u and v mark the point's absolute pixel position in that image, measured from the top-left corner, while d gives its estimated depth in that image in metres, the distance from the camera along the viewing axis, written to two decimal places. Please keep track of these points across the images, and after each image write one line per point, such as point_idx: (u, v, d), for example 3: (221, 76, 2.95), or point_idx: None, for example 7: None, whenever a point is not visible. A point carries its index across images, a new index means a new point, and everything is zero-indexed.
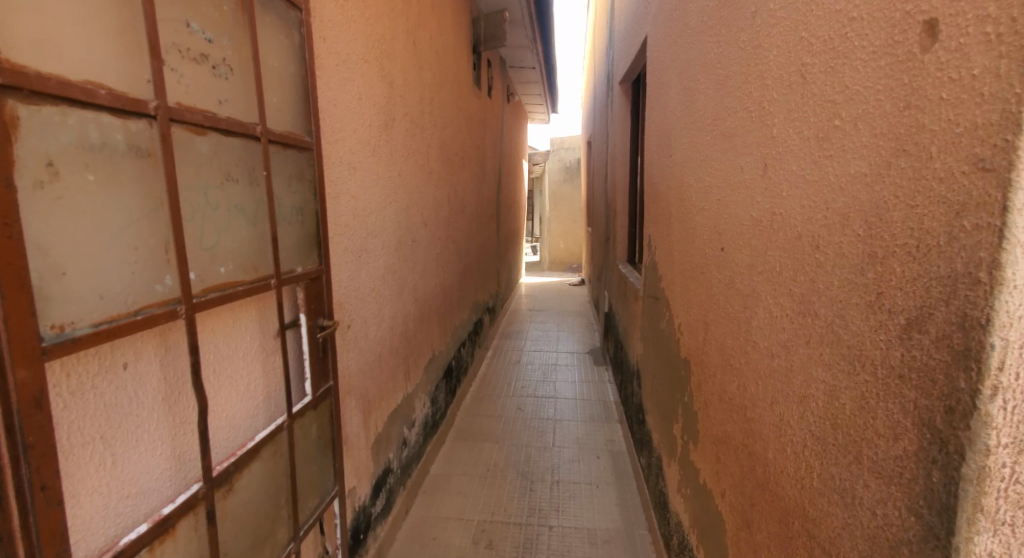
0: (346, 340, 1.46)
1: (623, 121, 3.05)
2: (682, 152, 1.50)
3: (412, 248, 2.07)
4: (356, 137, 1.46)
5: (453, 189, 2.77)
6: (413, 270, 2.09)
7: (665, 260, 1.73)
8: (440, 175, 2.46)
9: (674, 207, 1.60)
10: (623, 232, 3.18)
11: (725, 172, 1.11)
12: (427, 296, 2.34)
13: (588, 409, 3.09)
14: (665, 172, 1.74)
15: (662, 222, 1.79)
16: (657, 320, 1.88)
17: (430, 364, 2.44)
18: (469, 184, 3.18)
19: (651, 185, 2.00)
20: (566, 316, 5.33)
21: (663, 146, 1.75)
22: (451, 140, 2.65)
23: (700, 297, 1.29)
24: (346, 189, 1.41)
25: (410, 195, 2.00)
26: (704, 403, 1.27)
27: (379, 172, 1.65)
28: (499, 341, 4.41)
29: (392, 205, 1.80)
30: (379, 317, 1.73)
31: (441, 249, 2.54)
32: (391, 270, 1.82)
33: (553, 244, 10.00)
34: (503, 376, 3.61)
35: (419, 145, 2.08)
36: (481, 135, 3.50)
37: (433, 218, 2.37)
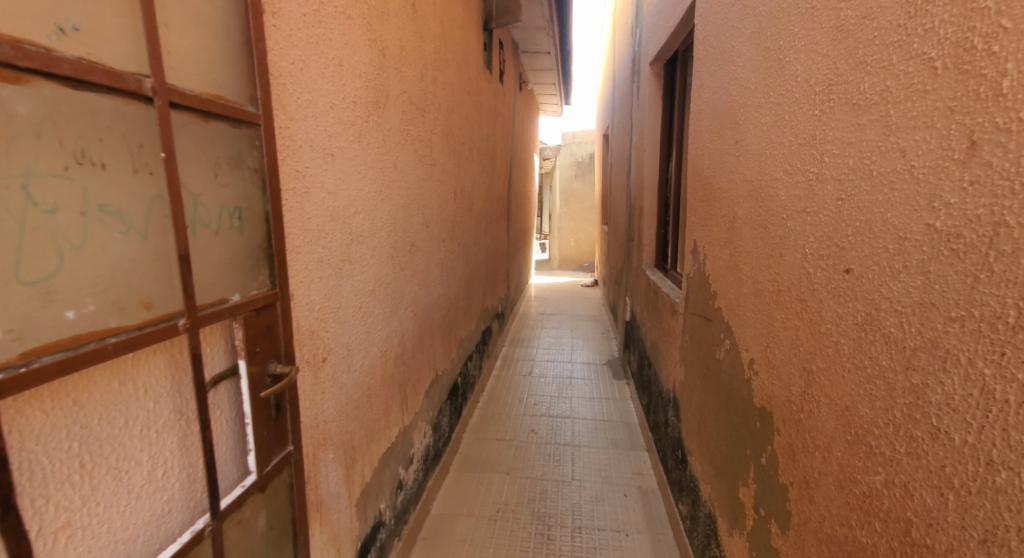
0: (322, 378, 1.12)
1: (655, 108, 2.69)
2: (759, 135, 1.14)
3: (412, 254, 1.73)
4: (338, 112, 1.12)
5: (460, 185, 2.42)
6: (412, 280, 1.75)
7: (726, 273, 1.37)
8: (445, 168, 2.11)
9: (744, 206, 1.24)
10: (650, 233, 2.84)
11: (858, 158, 0.75)
12: (429, 310, 2.00)
13: (609, 433, 2.74)
14: (726, 163, 1.38)
15: (720, 225, 1.43)
16: (709, 345, 1.51)
17: (432, 387, 2.09)
18: (477, 180, 2.83)
19: (701, 180, 1.63)
20: (580, 321, 4.96)
21: (724, 132, 1.39)
22: (458, 128, 2.30)
23: (800, 333, 0.93)
24: (322, 180, 1.06)
25: (409, 191, 1.66)
26: (801, 479, 0.92)
27: (368, 160, 1.31)
28: (508, 349, 4.06)
29: (385, 202, 1.45)
30: (369, 341, 1.39)
31: (444, 254, 2.19)
32: (384, 282, 1.47)
33: (563, 242, 9.64)
34: (513, 391, 3.25)
35: (421, 131, 1.74)
36: (492, 124, 3.14)
37: (437, 217, 2.03)
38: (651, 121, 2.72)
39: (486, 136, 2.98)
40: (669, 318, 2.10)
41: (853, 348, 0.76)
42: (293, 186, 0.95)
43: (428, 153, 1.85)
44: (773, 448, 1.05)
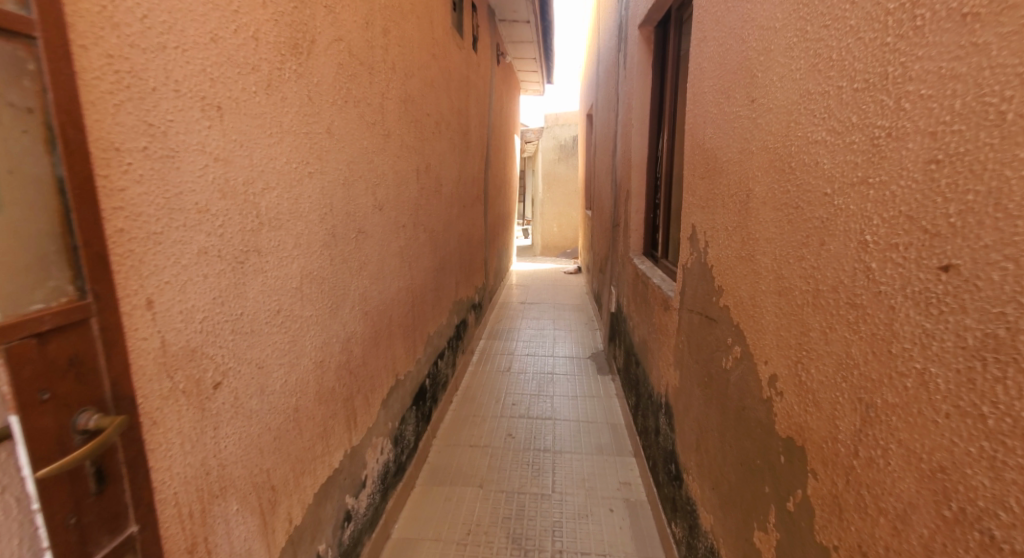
0: (216, 408, 0.83)
1: (644, 77, 2.42)
2: (788, 85, 0.88)
3: (360, 242, 1.44)
4: (228, 46, 0.82)
5: (425, 162, 2.12)
6: (362, 272, 1.46)
7: (736, 264, 1.11)
8: (404, 141, 1.80)
9: (762, 181, 0.98)
10: (639, 216, 2.59)
11: (971, 95, 0.51)
12: (388, 307, 1.71)
13: (593, 435, 2.50)
14: (736, 128, 1.12)
15: (727, 206, 1.18)
16: (714, 349, 1.26)
17: (393, 394, 1.81)
18: (447, 158, 2.53)
19: (702, 152, 1.37)
20: (563, 312, 4.70)
21: (734, 89, 1.13)
22: (421, 97, 1.99)
23: (855, 350, 0.68)
24: (201, 139, 0.77)
25: (352, 164, 1.36)
26: (854, 547, 0.68)
27: (286, 119, 1.01)
28: (486, 343, 3.79)
29: (317, 176, 1.16)
30: (299, 352, 1.10)
31: (406, 241, 1.90)
32: (319, 277, 1.18)
33: (546, 228, 9.37)
34: (490, 390, 2.99)
35: (367, 94, 1.44)
36: (465, 97, 2.84)
37: (395, 199, 1.73)
38: (639, 92, 2.45)
39: (457, 109, 2.68)
40: (661, 313, 1.86)
41: (958, 383, 0.52)
42: (142, 143, 0.66)
43: (380, 121, 1.56)
44: (807, 495, 0.80)
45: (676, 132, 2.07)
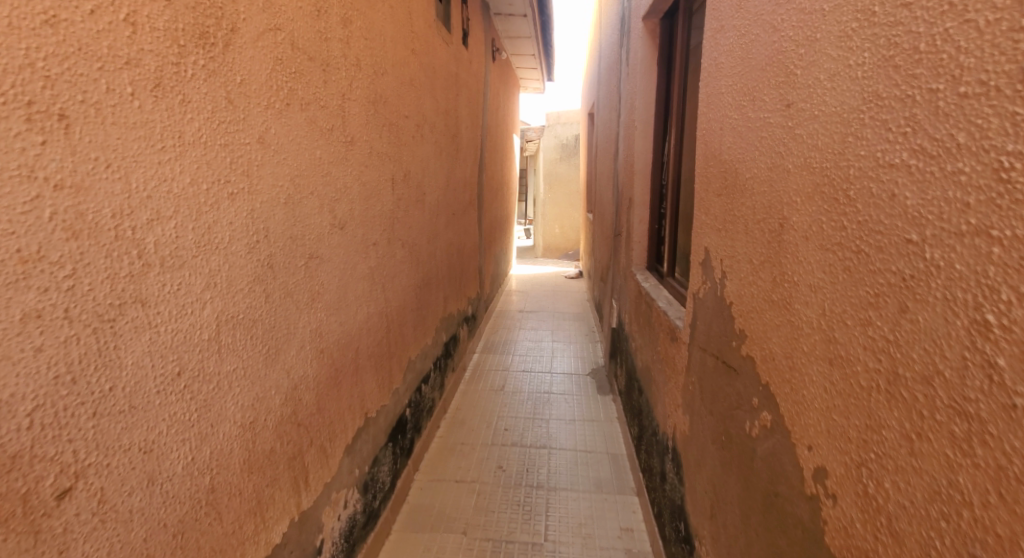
0: (65, 524, 0.61)
1: (649, 74, 2.19)
2: (845, 83, 0.66)
3: (312, 269, 1.21)
4: (75, 34, 0.61)
5: (403, 170, 1.90)
6: (314, 304, 1.23)
7: (765, 308, 0.88)
8: (375, 147, 1.58)
9: (804, 207, 0.75)
10: (642, 226, 2.35)
11: None
12: (354, 338, 1.49)
13: (592, 468, 2.26)
14: (762, 138, 0.89)
15: (752, 232, 0.94)
16: (733, 407, 1.03)
17: (362, 434, 1.58)
18: (433, 164, 2.31)
19: (718, 164, 1.14)
20: (562, 321, 4.46)
21: (760, 89, 0.90)
22: (397, 96, 1.77)
23: (963, 481, 0.46)
24: (26, 160, 0.55)
25: (300, 179, 1.14)
26: None
27: (189, 129, 0.80)
28: (479, 357, 3.54)
29: (243, 197, 0.94)
30: (216, 419, 0.87)
31: (379, 260, 1.68)
32: (248, 320, 0.96)
33: (548, 229, 9.13)
34: (482, 412, 2.76)
35: (321, 94, 1.22)
36: (454, 95, 2.62)
37: (362, 214, 1.51)
38: (644, 91, 2.22)
39: (445, 110, 2.46)
40: (667, 343, 1.62)
41: None
42: None
43: (341, 126, 1.34)
44: None
45: (687, 135, 1.83)
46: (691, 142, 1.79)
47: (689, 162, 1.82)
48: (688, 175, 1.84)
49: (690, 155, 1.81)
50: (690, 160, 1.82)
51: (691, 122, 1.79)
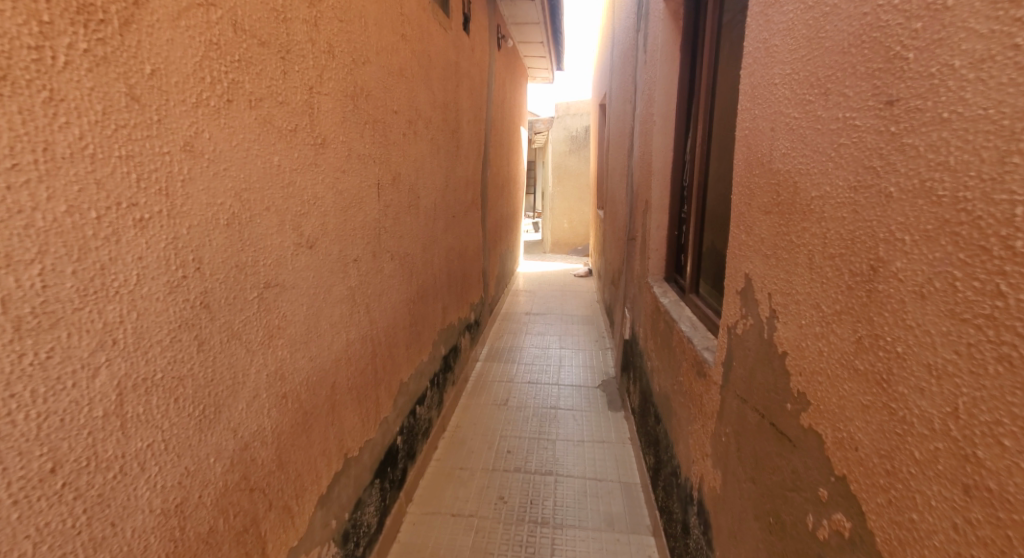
0: None
1: (671, 62, 1.94)
2: (1005, 71, 0.43)
3: (267, 299, 1.00)
4: None
5: (393, 173, 1.67)
6: (271, 342, 1.02)
7: (841, 377, 0.66)
8: (355, 149, 1.36)
9: (911, 251, 0.53)
10: (661, 232, 2.11)
11: None
12: (328, 372, 1.27)
13: (603, 499, 2.04)
14: (839, 145, 0.66)
15: (818, 270, 0.71)
16: (785, 487, 0.81)
17: (341, 478, 1.38)
18: (428, 164, 2.08)
19: (767, 173, 0.91)
20: (571, 325, 4.21)
21: (838, 79, 0.67)
22: (384, 88, 1.54)
23: None
24: None
25: (250, 193, 0.93)
26: None
27: (60, 139, 0.58)
28: (482, 366, 3.33)
29: (162, 223, 0.72)
30: (119, 514, 0.68)
31: (362, 278, 1.46)
32: (168, 380, 0.75)
33: (556, 224, 8.88)
34: (483, 431, 2.54)
35: (278, 88, 1.00)
36: (453, 86, 2.38)
37: (338, 227, 1.29)
38: (664, 80, 1.98)
39: (443, 103, 2.23)
40: (691, 376, 1.39)
41: None
42: None
43: (309, 125, 1.12)
44: None
45: (721, 131, 1.58)
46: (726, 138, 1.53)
47: (721, 162, 1.57)
48: (719, 178, 1.59)
49: (723, 154, 1.56)
50: (722, 161, 1.57)
51: (726, 116, 1.53)
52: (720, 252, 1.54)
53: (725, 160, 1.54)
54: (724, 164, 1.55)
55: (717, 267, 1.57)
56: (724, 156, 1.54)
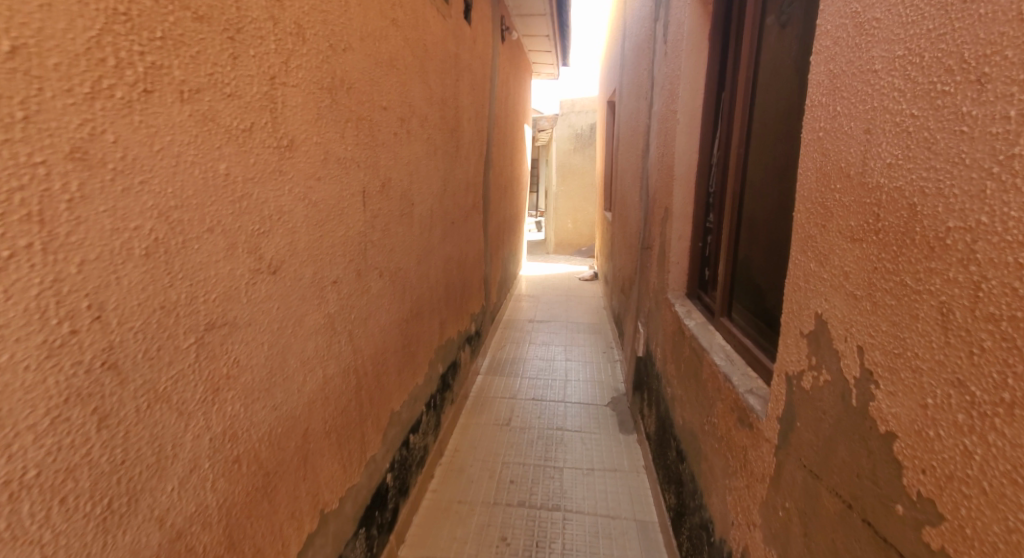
0: None
1: (699, 52, 1.73)
2: None
3: (214, 344, 0.79)
4: None
5: (382, 179, 1.45)
6: (221, 396, 0.81)
7: (1010, 500, 0.45)
8: (333, 152, 1.14)
9: None
10: (683, 244, 1.89)
11: None
12: (301, 419, 1.06)
13: (617, 541, 1.82)
14: (1014, 155, 0.45)
15: (963, 333, 0.50)
16: None
17: (317, 539, 1.17)
18: (424, 167, 1.86)
19: (857, 188, 0.69)
20: (577, 335, 3.99)
21: (1007, 60, 0.46)
22: (371, 81, 1.32)
23: None
24: None
25: (188, 211, 0.72)
26: None
27: None
28: (482, 381, 3.11)
29: (34, 263, 0.53)
30: None
31: (344, 301, 1.24)
32: (51, 473, 0.56)
33: (560, 224, 8.66)
34: (483, 456, 2.32)
35: (225, 76, 0.79)
36: (452, 79, 2.16)
37: (313, 246, 1.07)
38: (689, 74, 1.76)
39: (440, 99, 2.00)
40: (729, 421, 1.17)
41: None
42: None
43: (272, 123, 0.90)
44: None
45: (766, 132, 1.37)
46: (775, 141, 1.32)
47: (768, 168, 1.35)
48: (763, 186, 1.37)
49: (771, 158, 1.34)
50: (768, 167, 1.35)
51: (775, 114, 1.32)
52: (766, 275, 1.33)
53: (774, 167, 1.32)
54: (772, 170, 1.33)
55: (762, 291, 1.35)
56: (773, 161, 1.32)
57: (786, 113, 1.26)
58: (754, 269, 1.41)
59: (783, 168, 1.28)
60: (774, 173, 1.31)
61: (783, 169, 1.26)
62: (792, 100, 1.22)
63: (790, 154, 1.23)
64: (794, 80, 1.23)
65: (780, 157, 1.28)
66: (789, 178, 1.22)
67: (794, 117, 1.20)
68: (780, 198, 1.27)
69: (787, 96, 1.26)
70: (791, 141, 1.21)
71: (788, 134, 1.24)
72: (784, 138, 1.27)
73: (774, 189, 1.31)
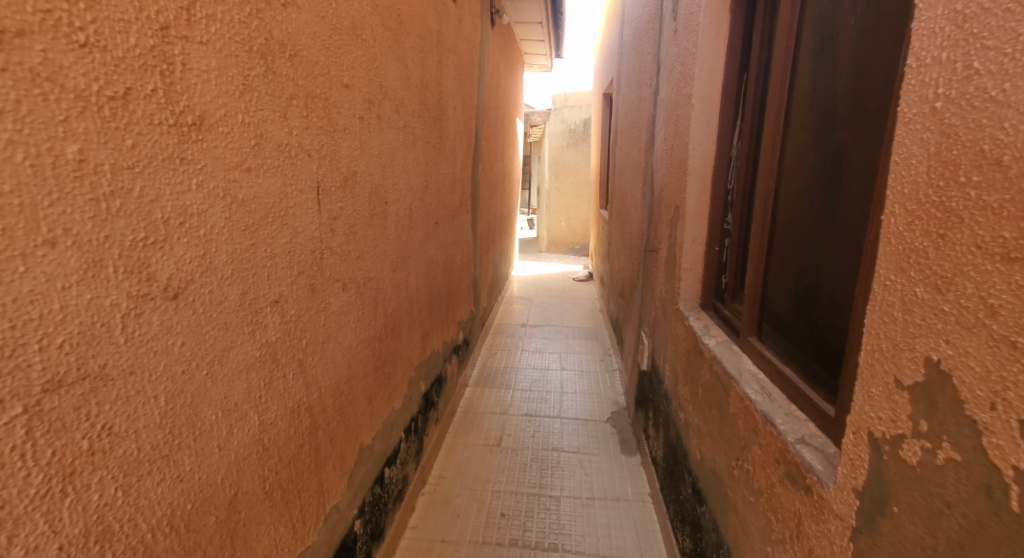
0: None
1: (720, 27, 1.50)
2: None
3: (66, 410, 0.54)
4: None
5: (346, 172, 1.19)
6: (84, 482, 0.57)
7: None
8: (271, 135, 0.86)
9: None
10: (698, 249, 1.65)
11: None
12: (227, 484, 0.81)
13: None
14: None
15: None
16: None
17: None
18: (401, 160, 1.60)
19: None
20: (573, 341, 3.75)
21: None
22: (328, 50, 1.06)
23: None
24: None
25: (9, 217, 0.48)
26: None
27: None
28: (471, 394, 2.86)
29: None
30: None
31: (292, 325, 0.98)
32: None
33: (553, 222, 8.42)
34: (471, 484, 2.08)
35: (75, 16, 0.53)
36: (434, 61, 1.90)
37: (240, 258, 0.81)
38: (706, 54, 1.53)
39: (420, 82, 1.74)
40: (772, 474, 0.94)
41: None
42: None
43: (167, 91, 0.64)
44: None
45: (817, 119, 1.12)
46: (831, 128, 1.07)
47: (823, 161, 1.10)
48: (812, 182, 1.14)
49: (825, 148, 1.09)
50: (822, 159, 1.10)
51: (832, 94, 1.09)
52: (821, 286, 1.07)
53: (830, 157, 1.07)
54: (827, 161, 1.08)
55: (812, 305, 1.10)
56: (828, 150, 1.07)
57: (852, 89, 1.01)
58: (800, 279, 1.16)
59: (844, 154, 1.03)
60: (831, 164, 1.07)
61: (847, 154, 1.01)
62: (867, 68, 0.97)
63: (862, 134, 0.97)
64: (867, 42, 0.97)
65: (839, 143, 1.04)
66: (862, 164, 0.96)
67: (874, 85, 0.95)
68: (841, 191, 1.02)
69: (853, 67, 1.01)
70: (868, 117, 0.95)
71: (856, 112, 0.99)
72: (847, 118, 1.02)
73: (830, 182, 1.07)
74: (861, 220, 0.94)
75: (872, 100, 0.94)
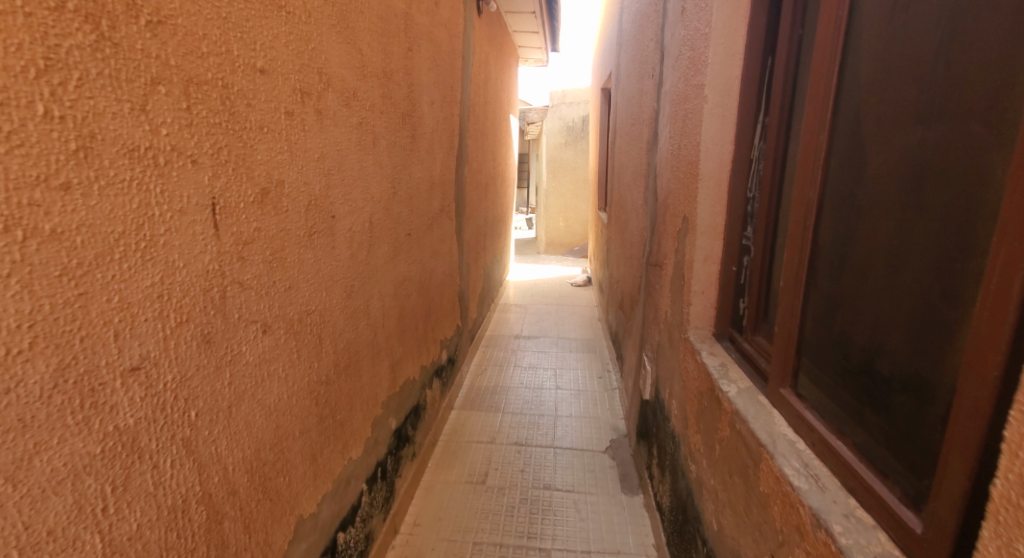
0: None
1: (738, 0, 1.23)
2: None
3: None
4: None
5: (265, 183, 0.92)
6: None
7: None
8: (115, 135, 0.60)
9: None
10: (711, 268, 1.39)
11: None
12: None
13: None
14: None
15: None
16: None
17: None
18: (355, 164, 1.34)
19: None
20: (569, 355, 3.48)
21: None
22: (226, 23, 0.80)
23: None
24: None
25: None
26: None
27: None
28: (456, 419, 2.60)
29: None
30: None
31: (170, 397, 0.71)
32: None
33: (551, 223, 8.15)
34: (450, 532, 1.82)
35: None
36: (401, 47, 1.64)
37: (58, 317, 0.55)
38: (721, 34, 1.26)
39: (382, 71, 1.48)
40: None
41: None
42: None
43: None
44: None
45: (873, 115, 0.82)
46: (901, 125, 0.77)
47: (882, 171, 0.80)
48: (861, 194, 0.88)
49: (889, 153, 0.79)
50: (882, 167, 0.80)
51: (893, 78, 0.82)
52: (894, 340, 0.76)
53: (897, 164, 0.77)
54: (894, 170, 0.78)
55: (879, 364, 0.79)
56: (894, 155, 0.78)
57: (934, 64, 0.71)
58: (857, 328, 0.85)
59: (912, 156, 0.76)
60: (899, 174, 0.77)
61: (928, 157, 0.71)
62: (959, 32, 0.67)
63: (955, 127, 0.66)
64: None
65: (914, 145, 0.74)
66: (965, 170, 0.65)
67: (977, 55, 0.63)
68: (924, 211, 0.71)
69: (935, 36, 0.71)
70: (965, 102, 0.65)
71: (943, 96, 0.69)
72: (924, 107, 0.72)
73: (899, 198, 0.76)
74: (969, 255, 0.63)
75: (968, 79, 0.65)
